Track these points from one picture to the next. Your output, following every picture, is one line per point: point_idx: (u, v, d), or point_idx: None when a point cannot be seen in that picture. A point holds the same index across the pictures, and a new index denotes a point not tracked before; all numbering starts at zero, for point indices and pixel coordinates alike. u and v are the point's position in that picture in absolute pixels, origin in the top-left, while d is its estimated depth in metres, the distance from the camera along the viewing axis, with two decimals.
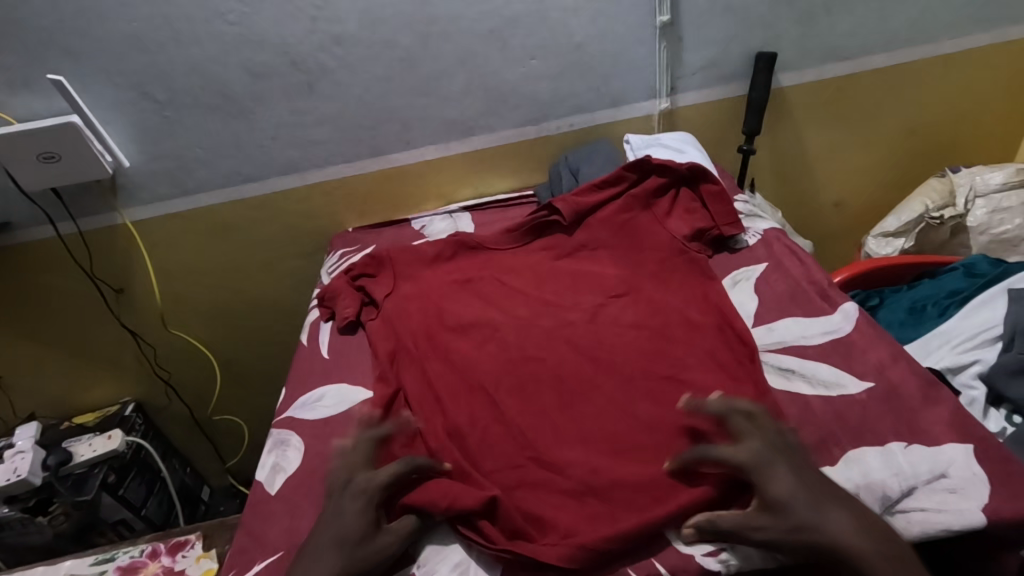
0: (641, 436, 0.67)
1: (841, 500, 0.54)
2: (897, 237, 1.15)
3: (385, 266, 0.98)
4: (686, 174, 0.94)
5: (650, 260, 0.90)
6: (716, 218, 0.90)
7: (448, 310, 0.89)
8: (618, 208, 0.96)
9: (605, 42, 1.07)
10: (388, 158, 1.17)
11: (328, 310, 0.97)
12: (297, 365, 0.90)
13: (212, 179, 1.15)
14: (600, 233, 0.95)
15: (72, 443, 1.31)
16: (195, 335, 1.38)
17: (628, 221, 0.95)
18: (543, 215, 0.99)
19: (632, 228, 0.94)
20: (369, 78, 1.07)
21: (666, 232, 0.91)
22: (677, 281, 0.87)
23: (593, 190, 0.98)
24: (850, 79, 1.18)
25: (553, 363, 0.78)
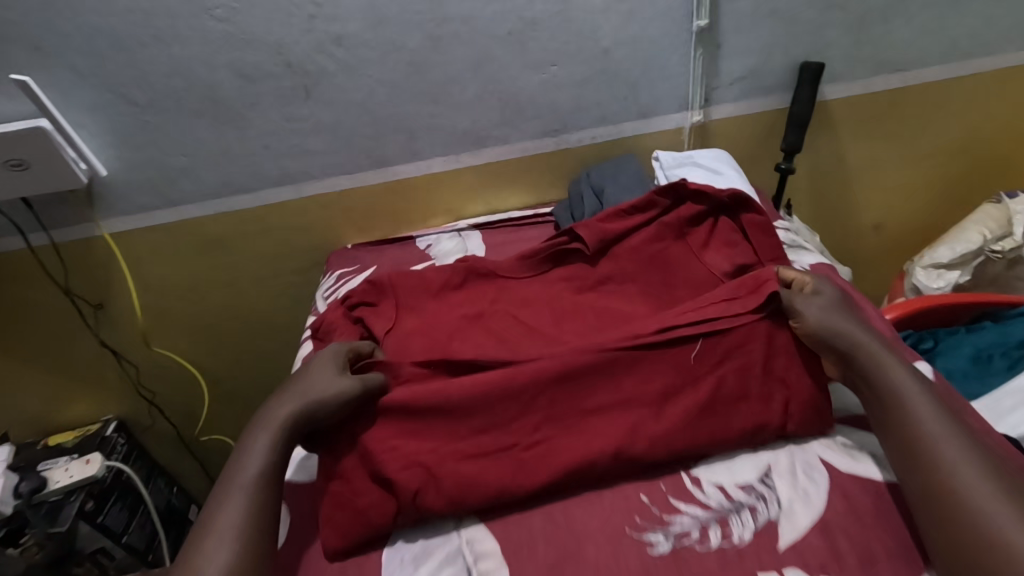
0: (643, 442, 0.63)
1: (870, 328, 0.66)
2: (951, 270, 1.04)
3: (385, 293, 0.87)
4: (727, 202, 0.85)
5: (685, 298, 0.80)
6: (760, 252, 0.81)
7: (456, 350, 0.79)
8: (650, 238, 0.85)
9: (634, 48, 0.97)
10: (392, 170, 1.06)
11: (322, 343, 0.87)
12: None
13: (199, 189, 1.05)
14: (628, 266, 0.85)
15: (48, 468, 1.23)
16: (182, 353, 1.28)
17: (660, 254, 0.85)
18: (562, 241, 0.89)
19: (665, 262, 0.84)
20: (373, 84, 0.96)
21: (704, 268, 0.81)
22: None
23: (620, 217, 0.89)
24: (902, 93, 1.07)
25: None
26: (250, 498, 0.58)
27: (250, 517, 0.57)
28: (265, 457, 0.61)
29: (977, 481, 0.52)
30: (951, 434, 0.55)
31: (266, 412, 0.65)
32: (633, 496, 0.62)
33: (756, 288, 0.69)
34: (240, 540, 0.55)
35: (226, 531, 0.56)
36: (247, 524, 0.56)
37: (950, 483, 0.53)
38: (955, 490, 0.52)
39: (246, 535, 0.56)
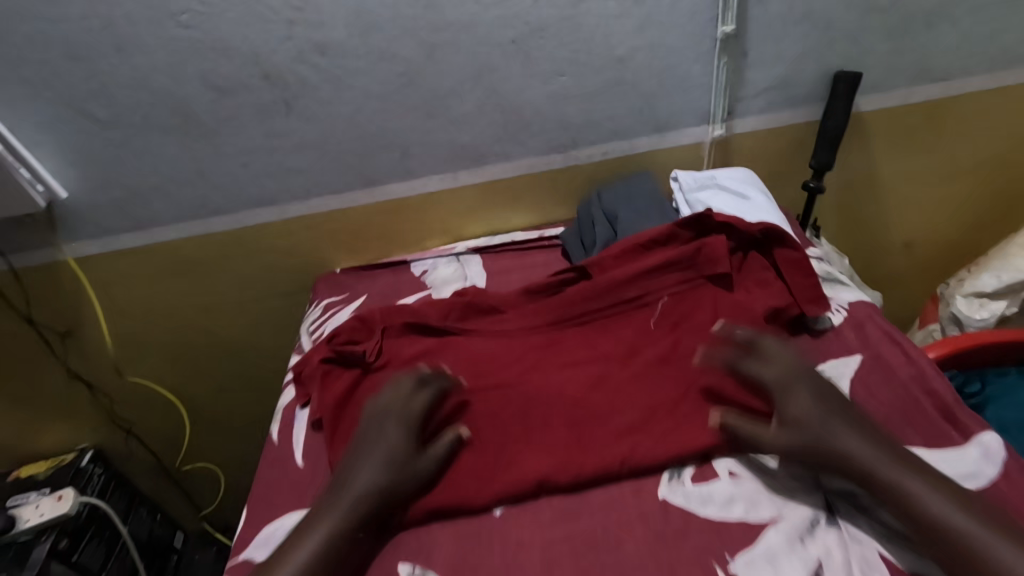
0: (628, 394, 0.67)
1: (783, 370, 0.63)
2: (997, 299, 0.94)
3: (375, 332, 0.79)
4: (758, 236, 0.77)
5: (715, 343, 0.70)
6: (797, 294, 0.73)
7: (453, 406, 0.69)
8: (668, 271, 0.76)
9: (651, 57, 0.87)
10: (383, 189, 0.97)
11: (316, 361, 0.77)
12: (262, 475, 0.70)
13: (172, 211, 0.96)
14: (651, 301, 0.75)
15: (17, 506, 1.15)
16: (159, 381, 1.19)
17: (682, 291, 0.75)
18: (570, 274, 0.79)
19: (687, 300, 0.75)
20: (361, 96, 0.87)
21: (733, 309, 0.72)
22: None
23: (636, 250, 0.79)
24: (942, 104, 0.98)
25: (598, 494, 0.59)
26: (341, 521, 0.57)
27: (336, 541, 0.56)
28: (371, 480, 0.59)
29: (925, 494, 0.51)
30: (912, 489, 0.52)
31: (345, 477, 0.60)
32: None
33: (714, 257, 0.75)
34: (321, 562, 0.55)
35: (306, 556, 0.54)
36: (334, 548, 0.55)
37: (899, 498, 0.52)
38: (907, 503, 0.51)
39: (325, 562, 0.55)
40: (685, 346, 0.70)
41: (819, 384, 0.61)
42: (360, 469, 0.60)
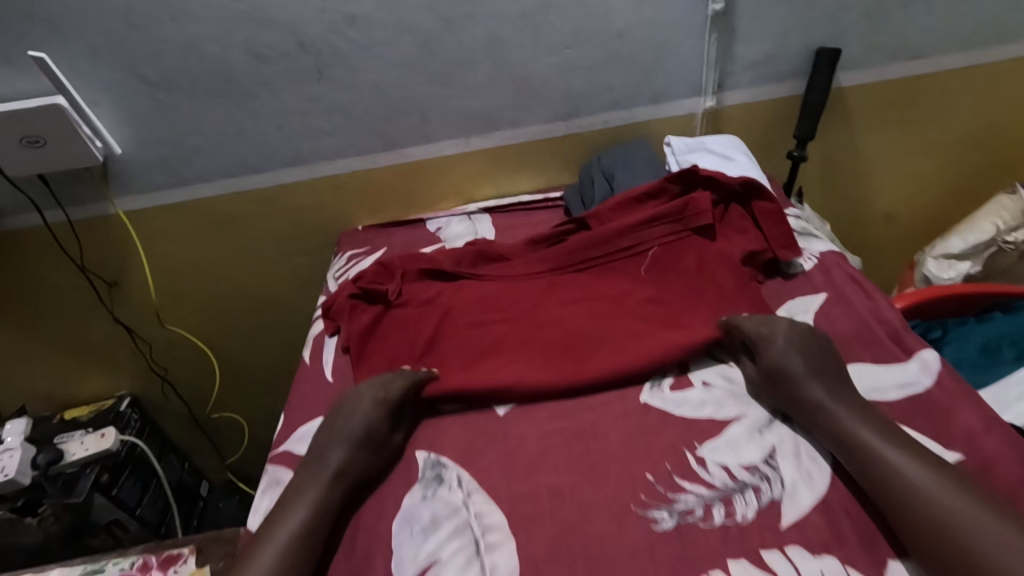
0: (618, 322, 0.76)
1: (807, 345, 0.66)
2: (963, 260, 1.04)
3: (395, 276, 0.88)
4: (739, 190, 0.85)
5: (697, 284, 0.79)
6: (771, 240, 0.82)
7: (463, 334, 0.79)
8: (659, 221, 0.84)
9: (648, 32, 0.96)
10: (403, 152, 1.07)
11: (343, 297, 0.86)
12: (297, 390, 0.80)
13: (212, 169, 1.06)
14: (642, 246, 0.84)
15: (64, 441, 1.26)
16: (193, 332, 1.30)
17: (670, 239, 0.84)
18: (572, 224, 0.88)
19: (675, 247, 0.84)
20: (385, 65, 0.96)
21: (714, 254, 0.81)
22: (715, 295, 0.78)
23: (630, 203, 0.88)
24: (918, 81, 1.06)
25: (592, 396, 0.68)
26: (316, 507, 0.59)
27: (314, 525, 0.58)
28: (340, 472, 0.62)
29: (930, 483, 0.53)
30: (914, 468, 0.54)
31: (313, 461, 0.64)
32: (638, 474, 0.60)
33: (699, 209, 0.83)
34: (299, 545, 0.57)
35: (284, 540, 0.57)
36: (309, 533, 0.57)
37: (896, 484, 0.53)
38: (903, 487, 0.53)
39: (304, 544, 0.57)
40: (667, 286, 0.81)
41: (824, 371, 0.63)
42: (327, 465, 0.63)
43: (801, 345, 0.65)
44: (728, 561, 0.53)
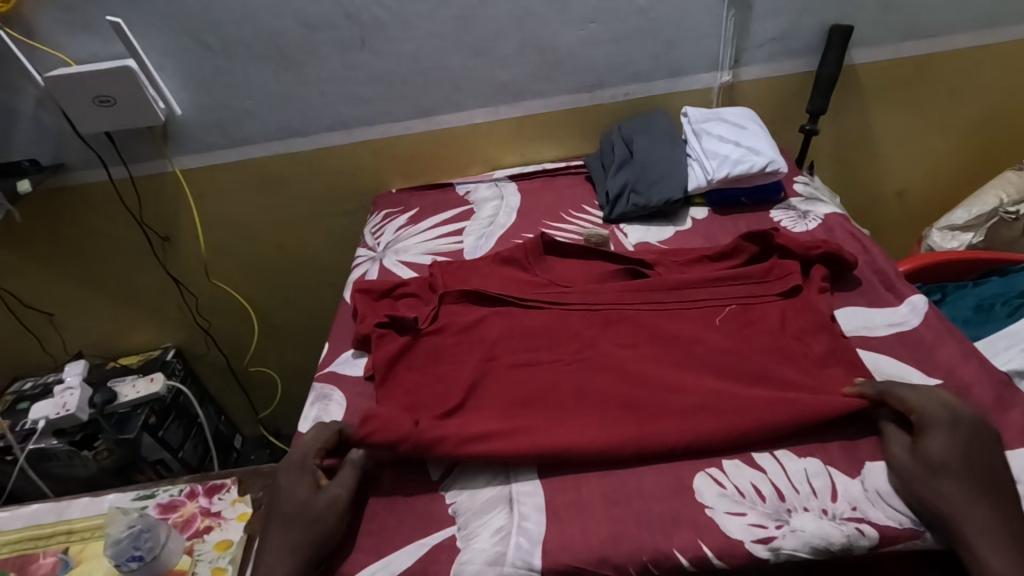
0: (646, 296, 0.79)
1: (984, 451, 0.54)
2: (966, 231, 1.10)
3: (434, 299, 0.83)
4: (817, 259, 0.79)
5: (760, 324, 0.73)
6: (839, 298, 0.76)
7: (510, 374, 0.71)
8: (730, 278, 0.79)
9: (669, 7, 1.02)
10: (436, 119, 1.15)
11: (372, 324, 0.79)
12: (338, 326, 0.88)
13: (262, 131, 1.15)
14: (713, 301, 0.77)
15: (116, 384, 1.37)
16: (236, 288, 1.40)
17: (743, 295, 0.77)
18: (633, 268, 0.86)
19: (749, 303, 0.76)
20: (423, 35, 1.04)
21: (793, 307, 0.74)
22: (796, 352, 0.68)
23: (699, 258, 0.84)
24: (929, 61, 1.11)
25: (613, 336, 0.74)
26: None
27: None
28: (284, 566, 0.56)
29: None
30: None
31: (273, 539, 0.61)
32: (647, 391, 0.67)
33: (783, 274, 0.77)
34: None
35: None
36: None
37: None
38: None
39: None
40: (746, 339, 0.71)
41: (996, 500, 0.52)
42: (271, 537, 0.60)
43: (969, 450, 0.54)
44: (723, 460, 0.60)
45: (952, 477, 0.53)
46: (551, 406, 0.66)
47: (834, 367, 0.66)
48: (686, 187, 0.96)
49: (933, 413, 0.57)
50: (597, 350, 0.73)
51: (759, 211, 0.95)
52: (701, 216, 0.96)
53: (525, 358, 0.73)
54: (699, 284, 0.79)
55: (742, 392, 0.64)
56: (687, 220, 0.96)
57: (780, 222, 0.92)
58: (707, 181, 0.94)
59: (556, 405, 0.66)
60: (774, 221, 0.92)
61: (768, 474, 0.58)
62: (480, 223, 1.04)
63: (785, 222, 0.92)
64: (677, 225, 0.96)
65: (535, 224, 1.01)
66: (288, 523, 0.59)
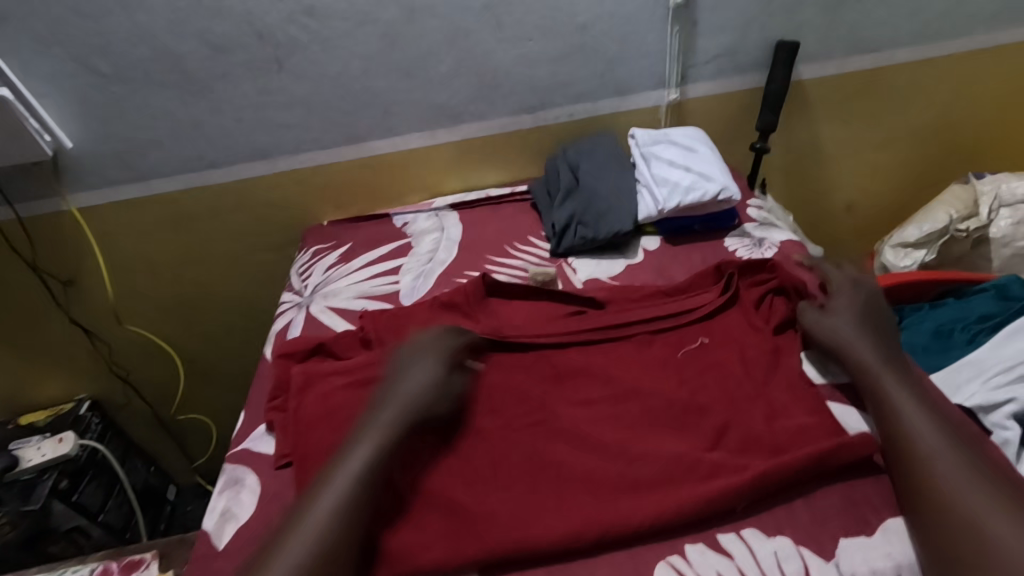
0: (596, 347, 0.72)
1: (878, 326, 0.67)
2: (918, 248, 1.09)
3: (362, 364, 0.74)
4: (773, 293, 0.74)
5: (721, 373, 0.66)
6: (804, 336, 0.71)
7: (445, 449, 0.62)
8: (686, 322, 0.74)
9: (611, 24, 0.96)
10: (367, 146, 1.05)
11: (292, 398, 0.71)
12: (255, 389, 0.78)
13: (170, 163, 1.03)
14: (668, 348, 0.71)
15: (19, 447, 1.21)
16: (156, 331, 1.27)
17: (712, 330, 0.72)
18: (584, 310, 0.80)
19: (720, 340, 0.71)
20: (347, 56, 0.95)
21: (755, 352, 0.68)
22: (762, 406, 0.62)
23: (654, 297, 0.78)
24: (875, 74, 1.09)
25: (563, 395, 0.67)
26: (350, 489, 0.54)
27: (340, 521, 0.52)
28: (370, 456, 0.56)
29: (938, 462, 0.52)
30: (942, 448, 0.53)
31: (374, 409, 0.62)
32: None
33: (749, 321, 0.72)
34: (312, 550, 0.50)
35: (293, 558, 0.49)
36: (331, 532, 0.51)
37: (954, 514, 0.48)
38: (963, 521, 0.48)
39: (337, 531, 0.51)
40: (708, 389, 0.65)
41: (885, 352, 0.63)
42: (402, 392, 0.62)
43: (861, 326, 0.66)
44: (684, 545, 0.54)
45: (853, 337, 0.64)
46: (492, 488, 0.58)
47: (804, 418, 0.61)
48: (636, 217, 0.90)
49: (859, 343, 0.64)
50: (546, 412, 0.65)
51: (713, 240, 0.90)
52: (653, 246, 0.90)
53: (462, 427, 0.64)
54: (650, 330, 0.73)
55: (708, 454, 0.58)
56: (639, 252, 0.90)
57: (736, 251, 0.88)
58: (659, 210, 0.88)
59: (499, 484, 0.58)
60: (729, 251, 0.88)
61: (734, 561, 0.52)
62: (418, 260, 0.95)
63: (741, 251, 0.87)
64: (628, 257, 0.90)
65: (477, 260, 0.93)
66: (395, 408, 0.61)
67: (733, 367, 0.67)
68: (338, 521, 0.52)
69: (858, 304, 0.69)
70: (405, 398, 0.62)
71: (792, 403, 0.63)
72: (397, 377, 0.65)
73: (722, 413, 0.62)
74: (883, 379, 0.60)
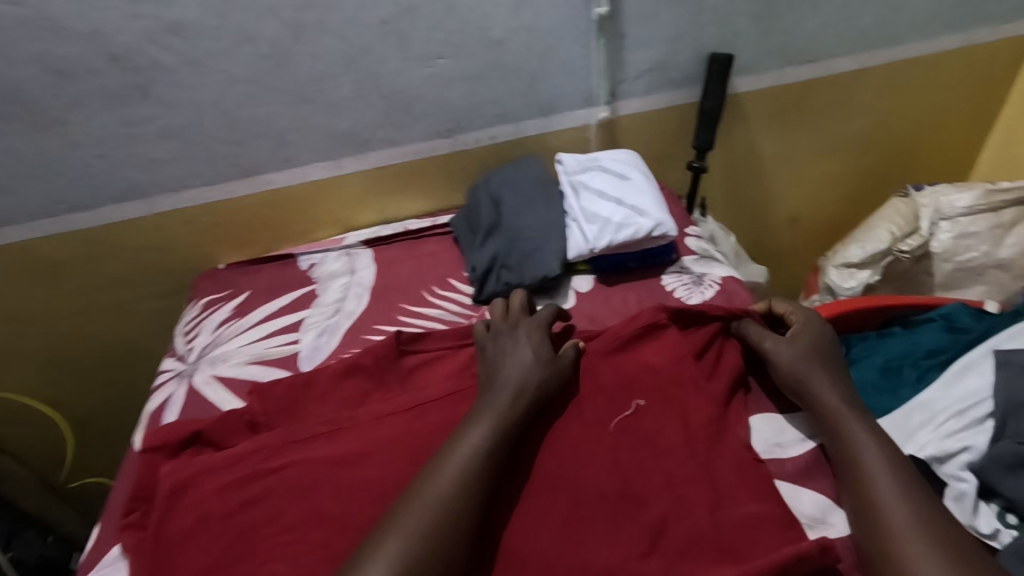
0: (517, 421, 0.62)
1: (837, 362, 0.66)
2: (862, 269, 1.05)
3: (243, 459, 0.62)
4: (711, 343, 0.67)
5: (660, 453, 0.58)
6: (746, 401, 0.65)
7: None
8: (618, 384, 0.64)
9: (530, 37, 0.86)
10: (262, 179, 0.92)
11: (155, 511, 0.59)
12: (116, 491, 0.66)
13: (23, 207, 0.87)
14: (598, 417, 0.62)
15: None
16: (33, 393, 1.10)
17: (653, 391, 0.63)
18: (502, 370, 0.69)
19: (661, 403, 0.62)
20: (226, 80, 0.81)
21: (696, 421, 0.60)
22: (705, 493, 0.55)
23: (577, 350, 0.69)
24: (813, 85, 1.03)
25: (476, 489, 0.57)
26: (461, 478, 0.53)
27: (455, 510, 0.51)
28: (483, 441, 0.56)
29: (896, 521, 0.50)
30: (900, 503, 0.51)
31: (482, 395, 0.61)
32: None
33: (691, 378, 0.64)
34: (435, 516, 0.51)
35: (411, 529, 0.50)
36: (448, 507, 0.51)
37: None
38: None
39: (442, 528, 0.50)
40: (643, 473, 0.57)
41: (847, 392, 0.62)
42: (513, 376, 0.62)
43: (821, 361, 0.64)
44: None
45: (815, 375, 0.62)
46: None
47: (750, 506, 0.54)
48: (565, 257, 0.81)
49: (827, 389, 0.61)
50: None
51: (649, 277, 0.82)
52: (585, 288, 0.82)
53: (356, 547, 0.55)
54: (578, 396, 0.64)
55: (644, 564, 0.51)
56: (569, 295, 0.81)
57: (674, 291, 0.80)
58: (589, 249, 0.79)
59: None
60: (667, 291, 0.80)
61: None
62: (322, 312, 0.84)
63: (679, 291, 0.80)
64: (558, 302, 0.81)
65: (390, 310, 0.83)
66: (505, 395, 0.60)
67: (673, 443, 0.58)
68: (444, 509, 0.51)
69: (820, 337, 0.67)
70: (508, 381, 0.62)
71: (738, 487, 0.56)
72: (507, 353, 0.65)
73: (661, 504, 0.55)
74: (847, 426, 0.58)
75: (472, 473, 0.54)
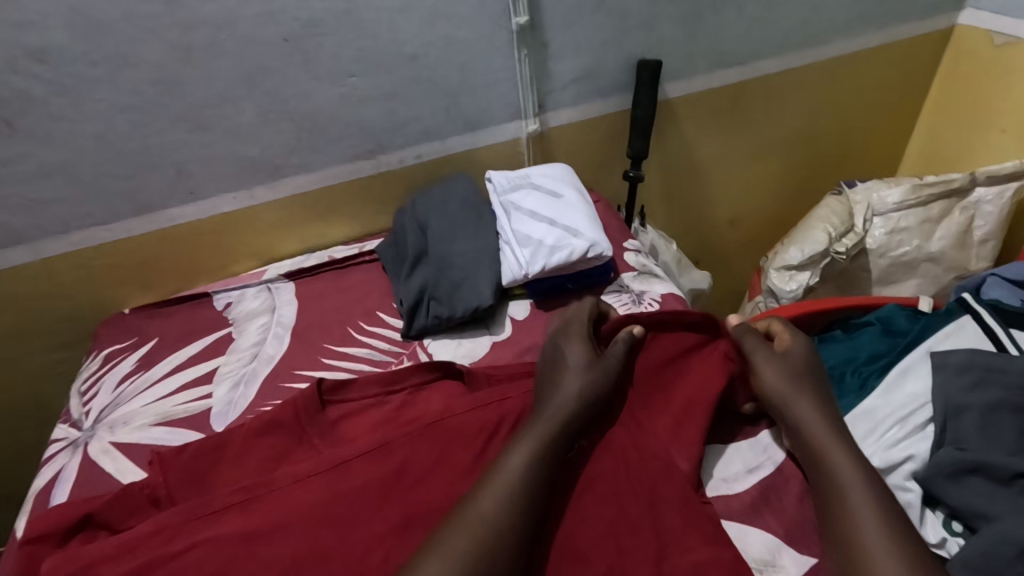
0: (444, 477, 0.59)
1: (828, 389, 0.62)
2: (801, 270, 1.05)
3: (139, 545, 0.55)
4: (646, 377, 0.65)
5: (603, 498, 0.55)
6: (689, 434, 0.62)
7: None
8: None
9: (447, 50, 0.81)
10: (163, 215, 0.83)
11: None
12: None
13: None
14: None
15: None
16: None
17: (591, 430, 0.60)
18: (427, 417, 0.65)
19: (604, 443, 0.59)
20: (109, 109, 0.73)
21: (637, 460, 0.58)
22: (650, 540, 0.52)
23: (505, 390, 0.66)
24: (744, 87, 1.02)
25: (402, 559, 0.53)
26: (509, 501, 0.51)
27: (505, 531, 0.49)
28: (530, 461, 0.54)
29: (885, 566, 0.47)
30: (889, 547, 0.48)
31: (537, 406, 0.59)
32: None
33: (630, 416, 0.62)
34: (478, 542, 0.48)
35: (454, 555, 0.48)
36: (494, 528, 0.49)
37: None
38: None
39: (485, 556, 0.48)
40: (587, 524, 0.54)
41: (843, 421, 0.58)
42: (567, 388, 0.60)
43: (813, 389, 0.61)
44: None
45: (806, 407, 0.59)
46: None
47: (699, 551, 0.51)
48: (498, 284, 0.76)
49: (823, 419, 0.58)
50: None
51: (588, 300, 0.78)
52: (522, 315, 0.78)
53: None
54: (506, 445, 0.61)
55: None
56: (506, 326, 0.77)
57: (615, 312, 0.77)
58: (523, 275, 0.75)
59: None
60: None
61: None
62: (238, 359, 0.76)
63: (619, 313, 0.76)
64: (494, 333, 0.77)
65: (313, 353, 0.76)
66: (553, 406, 0.58)
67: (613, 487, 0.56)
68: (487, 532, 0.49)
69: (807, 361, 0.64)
70: (566, 393, 0.59)
71: (684, 530, 0.53)
72: (553, 360, 0.64)
73: (609, 556, 0.51)
74: (845, 461, 0.54)
75: (519, 492, 0.52)
